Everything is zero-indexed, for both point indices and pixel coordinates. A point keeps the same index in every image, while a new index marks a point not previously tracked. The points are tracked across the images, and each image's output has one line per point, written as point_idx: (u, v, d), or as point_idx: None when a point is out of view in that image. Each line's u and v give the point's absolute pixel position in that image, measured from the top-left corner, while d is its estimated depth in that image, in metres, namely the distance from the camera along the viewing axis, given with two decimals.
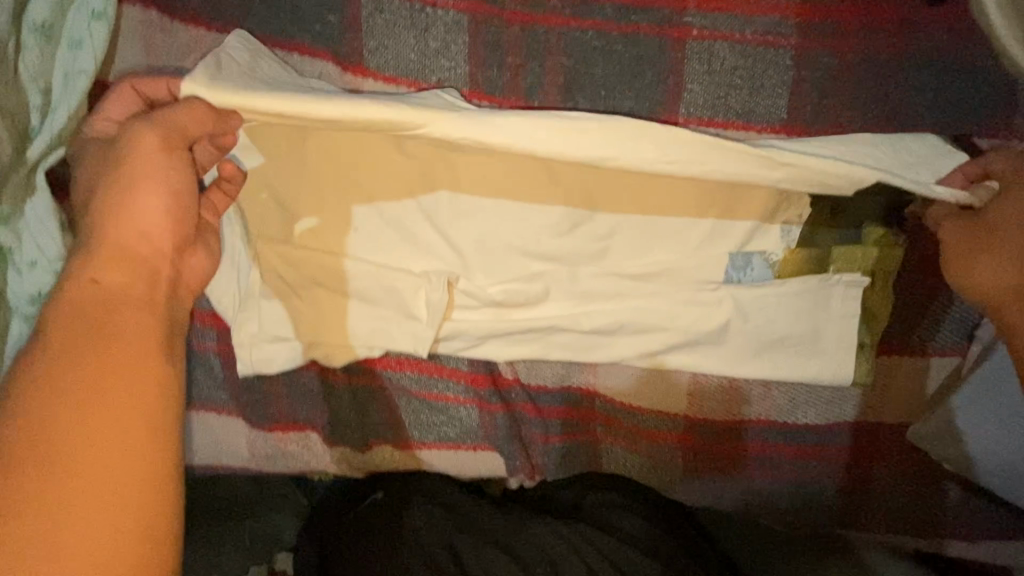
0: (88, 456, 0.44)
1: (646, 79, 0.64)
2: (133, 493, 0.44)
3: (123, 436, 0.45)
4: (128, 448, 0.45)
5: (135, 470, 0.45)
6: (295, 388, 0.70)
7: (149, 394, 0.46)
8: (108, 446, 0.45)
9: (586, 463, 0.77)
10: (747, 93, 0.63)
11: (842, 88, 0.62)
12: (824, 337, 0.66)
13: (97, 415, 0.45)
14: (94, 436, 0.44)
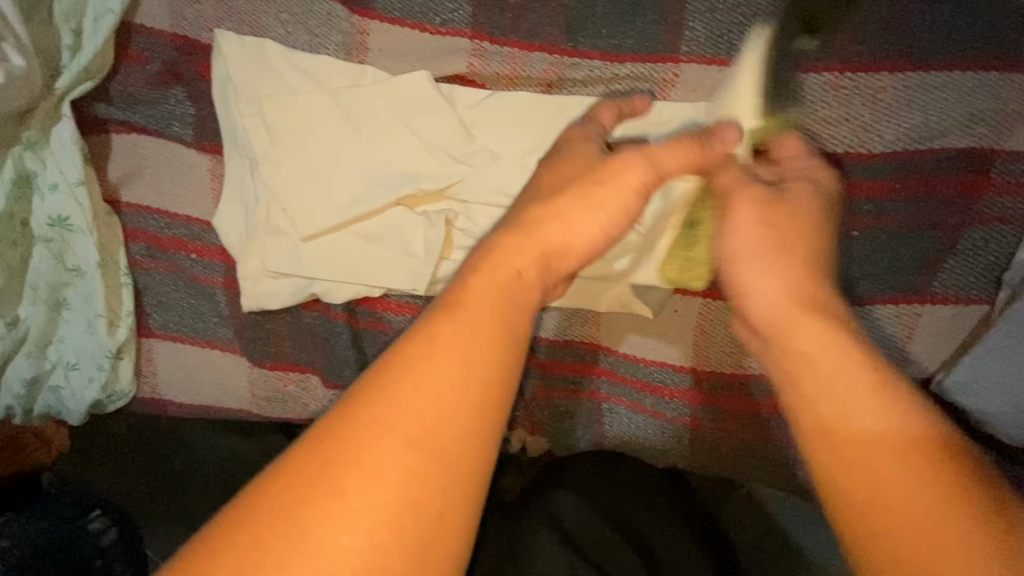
0: (368, 455, 0.33)
1: (646, 19, 0.63)
2: (383, 500, 0.32)
3: (420, 445, 0.33)
4: (427, 465, 0.33)
5: (412, 478, 0.33)
6: (296, 328, 0.69)
7: (420, 376, 0.35)
8: (389, 454, 0.33)
9: (587, 424, 0.74)
10: (751, 29, 0.62)
11: (850, 23, 0.61)
12: None
13: (372, 398, 0.34)
14: (376, 441, 0.33)
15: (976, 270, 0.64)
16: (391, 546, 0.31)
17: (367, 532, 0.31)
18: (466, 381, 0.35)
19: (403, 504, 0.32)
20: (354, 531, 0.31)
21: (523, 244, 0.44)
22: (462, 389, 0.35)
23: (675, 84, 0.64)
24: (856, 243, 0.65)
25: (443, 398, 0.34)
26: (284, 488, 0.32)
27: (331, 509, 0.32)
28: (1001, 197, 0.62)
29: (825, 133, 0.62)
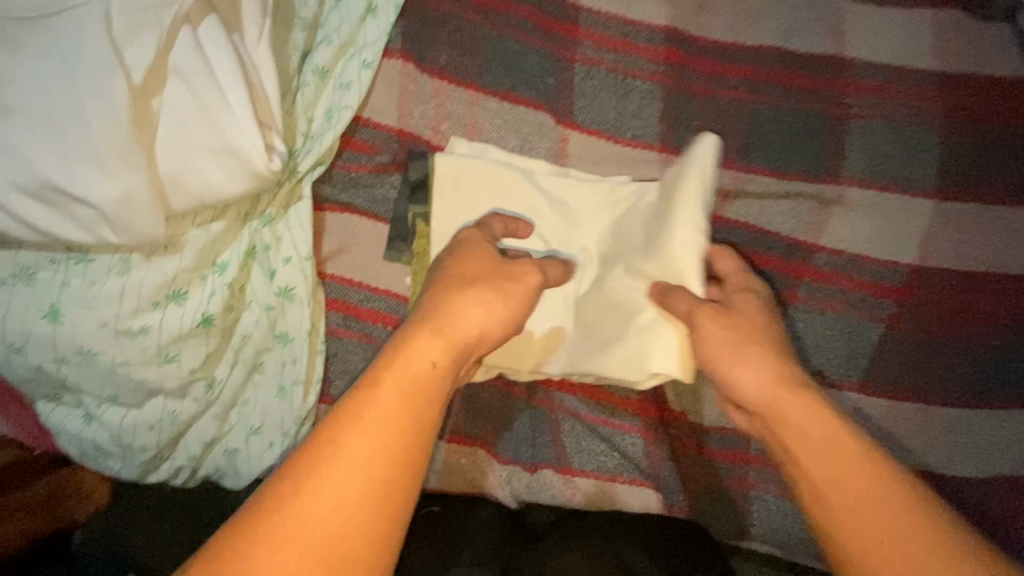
0: (354, 430, 0.45)
1: (812, 145, 0.73)
2: (362, 476, 0.44)
3: (394, 450, 0.45)
4: (392, 467, 0.45)
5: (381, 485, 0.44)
6: (473, 401, 0.73)
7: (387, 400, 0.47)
8: (375, 441, 0.45)
9: (738, 514, 0.75)
10: (902, 162, 0.72)
11: (985, 164, 0.72)
12: (975, 386, 0.71)
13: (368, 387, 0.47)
14: (366, 415, 0.46)
15: None
16: (370, 506, 0.43)
17: (336, 487, 0.43)
18: (417, 410, 0.47)
19: (367, 488, 0.43)
20: (341, 481, 0.43)
21: (445, 342, 0.51)
22: (387, 422, 0.46)
23: (836, 203, 0.72)
24: (999, 353, 0.71)
25: (409, 411, 0.47)
26: (338, 442, 0.44)
27: (334, 464, 0.44)
28: None
29: (967, 253, 0.71)
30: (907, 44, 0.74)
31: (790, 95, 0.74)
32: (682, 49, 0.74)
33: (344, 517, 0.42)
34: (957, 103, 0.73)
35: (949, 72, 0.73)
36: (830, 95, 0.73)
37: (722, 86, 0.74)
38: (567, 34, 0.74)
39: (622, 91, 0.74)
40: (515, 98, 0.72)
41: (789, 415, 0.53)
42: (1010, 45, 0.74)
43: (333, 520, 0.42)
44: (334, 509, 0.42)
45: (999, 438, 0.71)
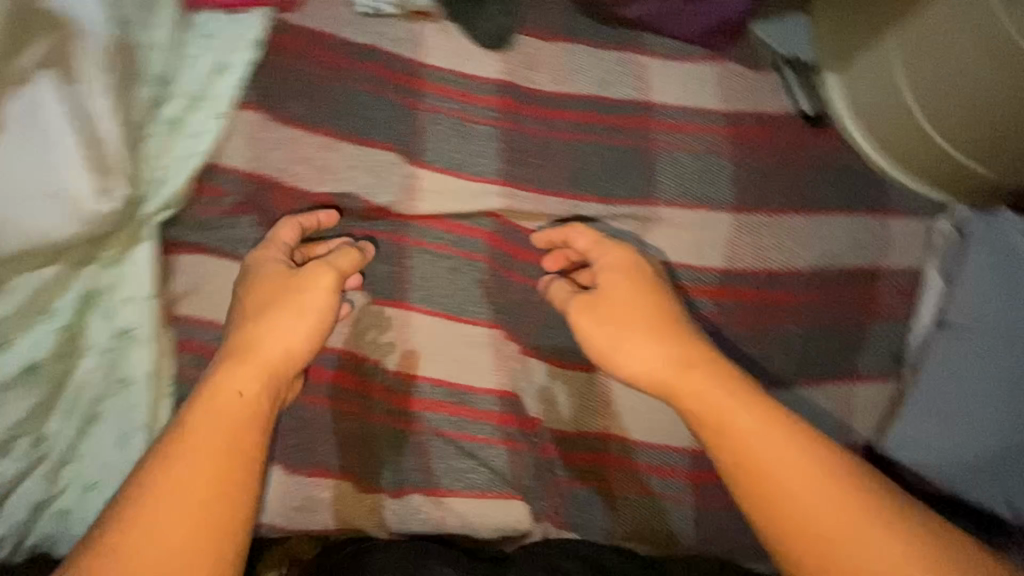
0: (194, 427, 0.57)
1: (630, 174, 0.85)
2: (223, 471, 0.55)
3: (234, 440, 0.57)
4: (234, 462, 0.56)
5: (225, 505, 0.54)
6: (338, 431, 0.73)
7: (231, 375, 0.61)
8: (192, 453, 0.55)
9: (604, 514, 0.79)
10: (703, 185, 0.86)
11: (767, 182, 0.87)
12: (786, 368, 0.83)
13: (278, 295, 0.66)
14: (188, 443, 0.56)
15: (880, 355, 0.84)
16: (204, 522, 0.53)
17: (171, 487, 0.53)
18: (233, 409, 0.59)
19: (212, 489, 0.54)
20: (171, 479, 0.54)
21: (254, 364, 0.62)
22: (185, 467, 0.55)
23: (655, 221, 0.84)
24: (800, 337, 0.83)
25: (230, 417, 0.58)
26: (190, 436, 0.57)
27: (190, 458, 0.55)
28: (889, 299, 0.84)
29: (764, 255, 0.84)
30: (697, 90, 0.90)
31: (607, 133, 0.86)
32: (514, 98, 0.85)
33: (206, 514, 0.53)
34: (738, 134, 0.88)
35: (732, 111, 0.89)
36: (640, 132, 0.87)
37: (551, 127, 0.85)
38: (411, 86, 0.82)
39: (465, 133, 0.82)
40: (363, 142, 0.78)
41: (700, 395, 0.62)
42: (777, 88, 0.92)
43: (175, 535, 0.51)
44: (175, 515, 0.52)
45: (810, 410, 0.82)
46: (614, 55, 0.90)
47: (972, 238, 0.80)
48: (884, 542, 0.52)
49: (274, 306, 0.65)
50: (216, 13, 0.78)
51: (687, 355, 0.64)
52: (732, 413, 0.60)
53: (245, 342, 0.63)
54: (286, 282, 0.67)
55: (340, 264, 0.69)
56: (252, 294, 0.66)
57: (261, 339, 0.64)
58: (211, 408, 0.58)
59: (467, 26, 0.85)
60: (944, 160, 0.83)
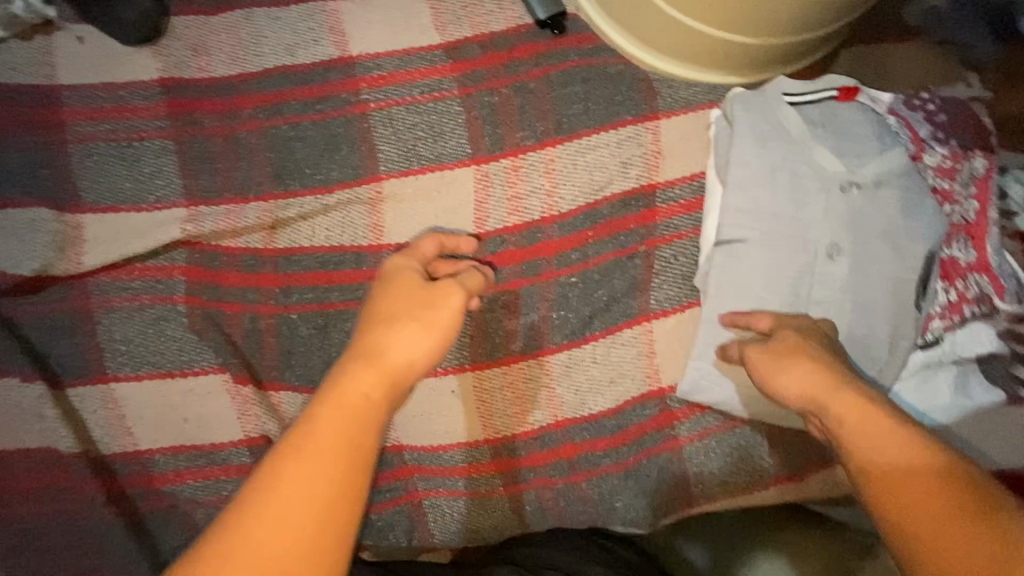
0: (315, 427, 0.47)
1: (343, 151, 0.72)
2: (341, 479, 0.46)
3: (347, 444, 0.47)
4: (351, 455, 0.47)
5: (340, 502, 0.45)
6: (41, 545, 0.60)
7: (359, 378, 0.51)
8: (319, 454, 0.46)
9: (411, 529, 0.74)
10: (432, 141, 0.72)
11: (508, 114, 0.73)
12: (572, 325, 0.72)
13: (376, 309, 0.57)
14: (287, 481, 0.45)
15: (675, 283, 0.72)
16: (316, 525, 0.44)
17: (296, 493, 0.44)
18: (363, 416, 0.49)
19: (342, 495, 0.45)
20: (303, 486, 0.44)
21: (377, 371, 0.52)
22: (284, 512, 0.43)
23: (384, 198, 0.72)
24: (579, 286, 0.72)
25: (353, 421, 0.48)
26: (307, 441, 0.46)
27: (306, 468, 0.45)
28: (673, 218, 0.72)
29: (520, 203, 0.72)
30: (406, 25, 0.75)
31: (306, 108, 0.72)
32: (183, 96, 0.71)
33: None
34: (464, 67, 0.74)
35: (453, 41, 0.75)
36: (346, 97, 0.73)
37: (237, 120, 0.72)
38: (52, 120, 0.69)
39: (131, 157, 0.69)
40: (5, 204, 0.66)
41: (845, 416, 0.50)
42: None
43: None
44: (299, 524, 0.43)
45: (606, 364, 0.72)
46: (298, 10, 0.74)
47: (737, 126, 0.65)
48: (881, 426, 0.49)
49: (396, 310, 0.56)
50: None
51: (844, 379, 0.53)
52: (894, 435, 0.48)
53: (359, 349, 0.54)
54: (422, 296, 0.58)
55: (469, 286, 0.61)
56: (382, 301, 0.58)
57: (370, 345, 0.54)
58: (337, 399, 0.49)
59: (101, 24, 0.70)
60: (690, 37, 0.70)
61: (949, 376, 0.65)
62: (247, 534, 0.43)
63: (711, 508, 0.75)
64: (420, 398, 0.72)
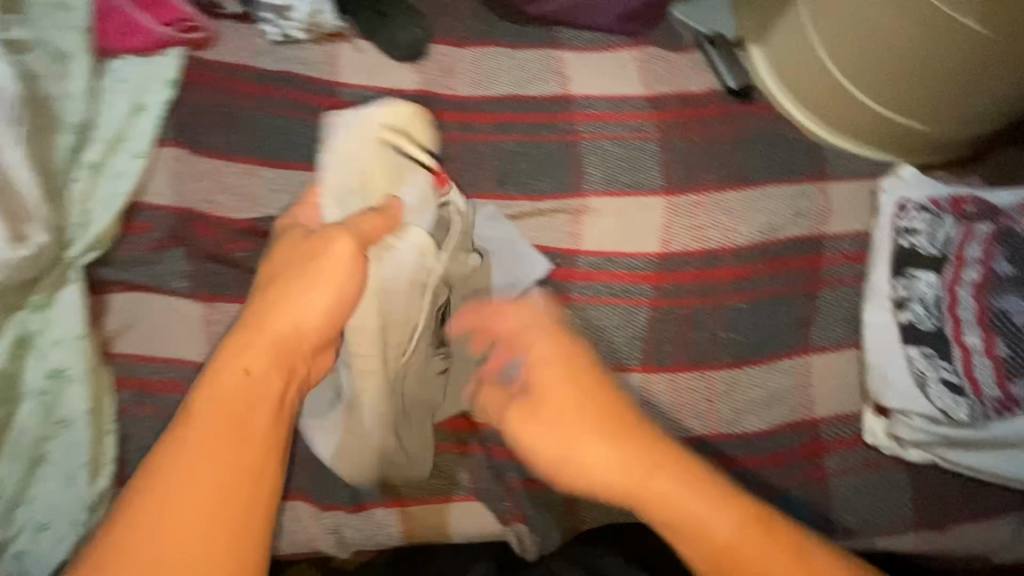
0: (191, 414, 0.49)
1: (556, 168, 0.84)
2: (249, 446, 0.48)
3: (229, 421, 0.49)
4: (244, 418, 0.49)
5: (237, 465, 0.47)
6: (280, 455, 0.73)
7: (260, 354, 0.53)
8: (212, 438, 0.48)
9: (562, 513, 0.78)
10: (632, 171, 0.84)
11: (698, 158, 0.85)
12: (738, 346, 0.80)
13: (308, 273, 0.58)
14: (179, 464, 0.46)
15: (835, 323, 0.79)
16: (239, 496, 0.46)
17: (189, 480, 0.46)
18: (247, 391, 0.51)
19: (245, 463, 0.47)
20: (197, 471, 0.46)
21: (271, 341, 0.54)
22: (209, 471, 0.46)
23: (585, 212, 0.83)
24: (747, 313, 0.80)
25: (239, 398, 0.50)
26: (198, 429, 0.48)
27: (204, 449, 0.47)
28: (839, 265, 0.80)
29: (703, 233, 0.82)
30: (619, 77, 0.89)
31: (531, 130, 0.86)
32: (434, 106, 0.85)
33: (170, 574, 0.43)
34: (665, 115, 0.87)
35: (656, 93, 0.88)
36: (565, 126, 0.86)
37: (473, 131, 0.85)
38: (329, 107, 0.84)
39: (387, 146, 0.83)
40: (286, 166, 0.81)
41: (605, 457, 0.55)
42: (700, 65, 0.91)
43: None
44: (194, 506, 0.45)
45: (762, 389, 0.79)
46: (533, 53, 0.90)
47: (886, 193, 0.81)
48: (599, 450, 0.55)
49: (291, 281, 0.57)
50: (127, 56, 0.79)
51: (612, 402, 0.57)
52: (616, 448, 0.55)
53: (241, 339, 0.54)
54: (332, 266, 0.59)
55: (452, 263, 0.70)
56: (251, 307, 0.56)
57: (264, 320, 0.55)
58: (221, 387, 0.50)
59: (381, 42, 0.87)
60: (870, 115, 0.83)
61: None
62: (144, 541, 0.44)
63: (870, 547, 0.74)
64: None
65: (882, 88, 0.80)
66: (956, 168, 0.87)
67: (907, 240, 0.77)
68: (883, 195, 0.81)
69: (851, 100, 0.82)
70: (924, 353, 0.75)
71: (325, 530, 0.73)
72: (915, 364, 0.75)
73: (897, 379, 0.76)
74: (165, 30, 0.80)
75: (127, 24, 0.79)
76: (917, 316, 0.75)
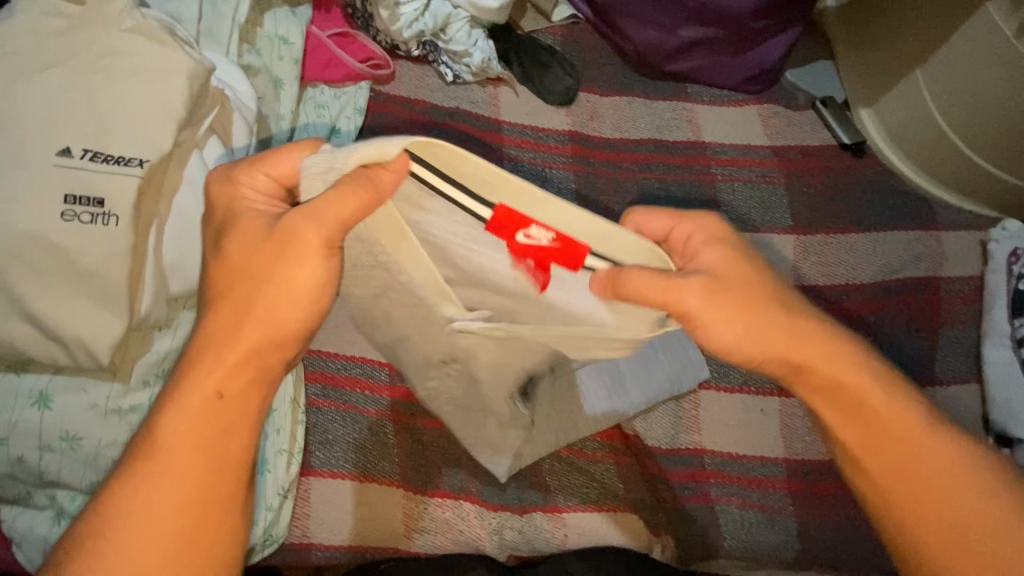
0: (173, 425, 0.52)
1: (694, 205, 0.93)
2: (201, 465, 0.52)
3: (203, 425, 0.52)
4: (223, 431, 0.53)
5: (210, 483, 0.52)
6: (451, 456, 0.77)
7: (214, 373, 0.53)
8: (184, 462, 0.51)
9: (708, 528, 0.81)
10: (763, 210, 0.93)
11: (821, 202, 0.94)
12: None
13: (280, 272, 0.53)
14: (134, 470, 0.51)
15: (955, 358, 0.87)
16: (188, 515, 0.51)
17: (156, 501, 0.51)
18: (203, 399, 0.53)
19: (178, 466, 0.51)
20: (161, 495, 0.51)
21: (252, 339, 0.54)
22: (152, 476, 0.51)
23: None
24: (879, 344, 0.86)
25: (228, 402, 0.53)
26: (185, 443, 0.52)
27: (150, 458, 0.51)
28: (955, 306, 0.89)
29: (830, 269, 0.90)
30: (745, 129, 1.00)
31: (670, 170, 0.96)
32: (583, 145, 0.96)
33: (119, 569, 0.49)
34: (789, 163, 0.97)
35: (779, 144, 0.99)
36: (700, 168, 0.96)
37: (618, 169, 0.95)
38: (493, 141, 0.94)
39: (544, 177, 0.93)
40: None
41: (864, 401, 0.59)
42: (815, 122, 1.02)
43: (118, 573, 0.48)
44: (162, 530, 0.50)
45: None
46: (668, 105, 1.01)
47: (996, 243, 0.89)
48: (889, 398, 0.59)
49: (263, 288, 0.53)
50: (324, 85, 0.90)
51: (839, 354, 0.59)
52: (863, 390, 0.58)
53: (203, 355, 0.54)
54: (283, 252, 0.52)
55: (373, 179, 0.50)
56: (209, 323, 0.54)
57: (237, 331, 0.54)
58: (184, 410, 0.52)
59: (538, 86, 0.97)
60: (977, 172, 0.92)
61: None
62: (123, 556, 0.49)
63: None
64: (734, 412, 0.86)
65: (996, 151, 0.90)
66: None
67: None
68: (994, 244, 0.89)
69: (965, 159, 0.92)
70: None
71: (489, 532, 0.75)
72: None
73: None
74: (359, 65, 0.91)
75: (329, 59, 0.90)
76: None
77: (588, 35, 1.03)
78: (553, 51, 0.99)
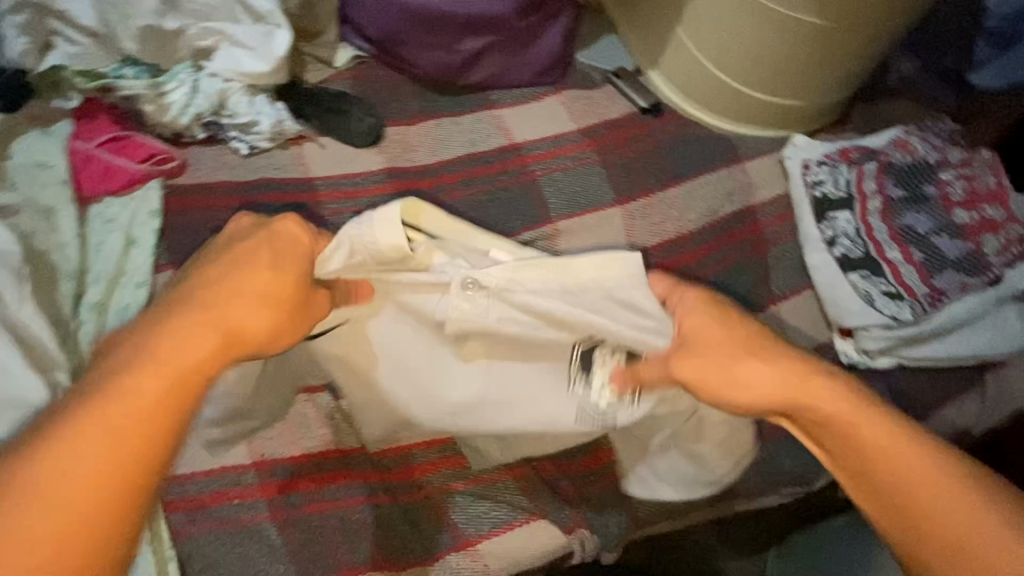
0: (101, 416, 0.46)
1: (522, 205, 0.96)
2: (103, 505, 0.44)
3: (181, 389, 0.49)
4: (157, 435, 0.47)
5: (153, 423, 0.47)
6: (347, 532, 0.74)
7: (183, 333, 0.52)
8: (137, 407, 0.47)
9: (618, 506, 0.83)
10: (588, 191, 0.97)
11: (636, 167, 1.00)
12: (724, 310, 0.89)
13: (282, 295, 0.59)
14: (65, 435, 0.45)
15: (786, 273, 0.94)
16: (136, 478, 0.46)
17: (68, 447, 0.44)
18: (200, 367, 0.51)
19: (166, 411, 0.48)
20: (99, 430, 0.45)
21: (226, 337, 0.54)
22: (125, 417, 0.46)
23: (559, 235, 0.94)
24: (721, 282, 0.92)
25: (191, 380, 0.50)
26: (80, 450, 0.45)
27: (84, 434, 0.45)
28: (773, 226, 0.96)
29: (660, 227, 0.95)
30: (551, 119, 1.04)
31: (492, 179, 0.97)
32: (402, 179, 0.96)
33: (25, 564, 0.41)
34: (600, 140, 1.02)
35: (587, 125, 1.03)
36: (519, 169, 0.99)
37: (441, 192, 0.96)
38: (309, 201, 0.91)
39: None
40: None
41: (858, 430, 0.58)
42: (613, 95, 1.07)
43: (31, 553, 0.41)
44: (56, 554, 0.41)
45: None
46: (474, 116, 1.03)
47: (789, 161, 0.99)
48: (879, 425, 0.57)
49: (238, 285, 0.57)
50: (108, 198, 0.84)
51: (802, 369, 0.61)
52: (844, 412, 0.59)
53: (168, 314, 0.53)
54: (276, 288, 0.59)
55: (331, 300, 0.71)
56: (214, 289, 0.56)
57: (214, 306, 0.55)
58: (161, 346, 0.50)
59: (340, 134, 0.96)
60: (754, 103, 1.02)
61: (1011, 312, 0.86)
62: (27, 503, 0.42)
63: None
64: None
65: (763, 82, 0.99)
66: (833, 130, 1.08)
67: (819, 191, 0.94)
68: (788, 161, 0.99)
69: (742, 95, 1.01)
70: (862, 275, 0.89)
71: None
72: (860, 290, 0.88)
73: (847, 302, 0.88)
74: (141, 165, 0.86)
75: (105, 170, 0.84)
76: (847, 248, 0.90)
77: (378, 69, 1.03)
78: (345, 97, 0.98)
